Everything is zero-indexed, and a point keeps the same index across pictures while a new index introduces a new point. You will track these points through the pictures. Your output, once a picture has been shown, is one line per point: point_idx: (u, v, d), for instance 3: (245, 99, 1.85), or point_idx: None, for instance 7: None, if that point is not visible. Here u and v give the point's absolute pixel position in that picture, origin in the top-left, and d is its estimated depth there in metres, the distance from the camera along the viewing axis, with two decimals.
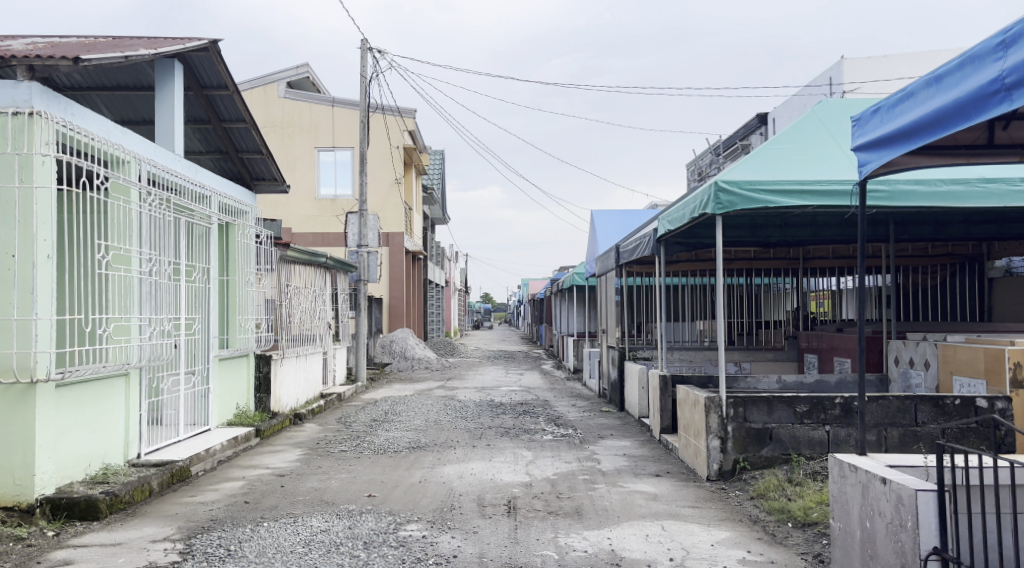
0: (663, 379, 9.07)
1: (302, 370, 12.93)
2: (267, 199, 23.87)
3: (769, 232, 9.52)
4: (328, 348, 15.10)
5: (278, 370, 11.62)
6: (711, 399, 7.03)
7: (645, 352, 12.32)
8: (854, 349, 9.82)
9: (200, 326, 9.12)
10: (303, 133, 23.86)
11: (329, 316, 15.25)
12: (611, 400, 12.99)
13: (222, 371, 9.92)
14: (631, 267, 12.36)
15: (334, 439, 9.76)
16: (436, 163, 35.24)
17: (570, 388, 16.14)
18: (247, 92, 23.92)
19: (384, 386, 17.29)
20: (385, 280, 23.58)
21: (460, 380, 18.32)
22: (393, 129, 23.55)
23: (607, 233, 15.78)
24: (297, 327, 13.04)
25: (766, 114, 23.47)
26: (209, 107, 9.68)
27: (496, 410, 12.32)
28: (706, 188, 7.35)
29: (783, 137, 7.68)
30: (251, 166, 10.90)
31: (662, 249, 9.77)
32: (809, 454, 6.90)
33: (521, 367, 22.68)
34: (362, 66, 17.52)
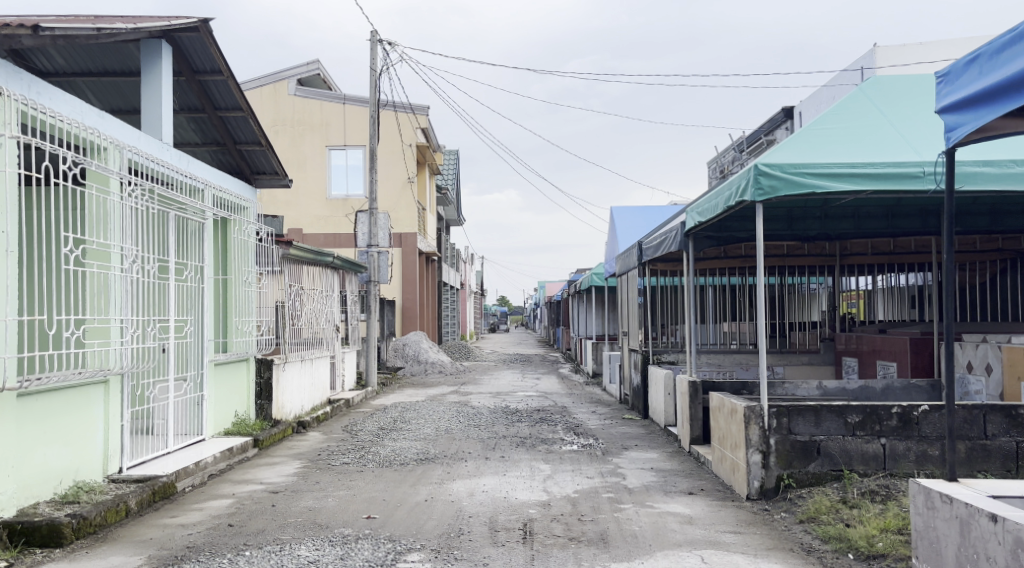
0: (693, 384, 8.44)
1: (307, 375, 12.28)
2: (277, 200, 23.32)
3: (807, 225, 8.89)
4: (337, 352, 14.46)
5: (281, 376, 10.96)
6: (751, 409, 6.28)
7: (670, 355, 11.55)
8: (899, 352, 9.13)
9: (192, 328, 8.49)
10: (314, 132, 23.31)
11: (337, 319, 14.61)
12: (634, 406, 12.26)
13: (218, 378, 9.26)
14: (655, 265, 11.62)
15: (337, 450, 9.08)
16: (451, 163, 34.57)
17: (590, 393, 15.41)
18: (257, 90, 23.38)
19: (396, 391, 16.63)
20: (398, 281, 22.93)
21: (475, 385, 17.62)
22: (406, 127, 22.93)
23: (629, 231, 15.05)
24: (302, 330, 12.40)
25: (791, 107, 22.59)
26: (203, 95, 9.07)
27: (512, 417, 11.62)
28: (744, 172, 6.61)
29: (828, 116, 6.93)
30: (251, 159, 10.28)
31: (690, 243, 9.03)
32: (863, 471, 6.15)
33: (538, 371, 21.95)
34: (373, 59, 16.90)
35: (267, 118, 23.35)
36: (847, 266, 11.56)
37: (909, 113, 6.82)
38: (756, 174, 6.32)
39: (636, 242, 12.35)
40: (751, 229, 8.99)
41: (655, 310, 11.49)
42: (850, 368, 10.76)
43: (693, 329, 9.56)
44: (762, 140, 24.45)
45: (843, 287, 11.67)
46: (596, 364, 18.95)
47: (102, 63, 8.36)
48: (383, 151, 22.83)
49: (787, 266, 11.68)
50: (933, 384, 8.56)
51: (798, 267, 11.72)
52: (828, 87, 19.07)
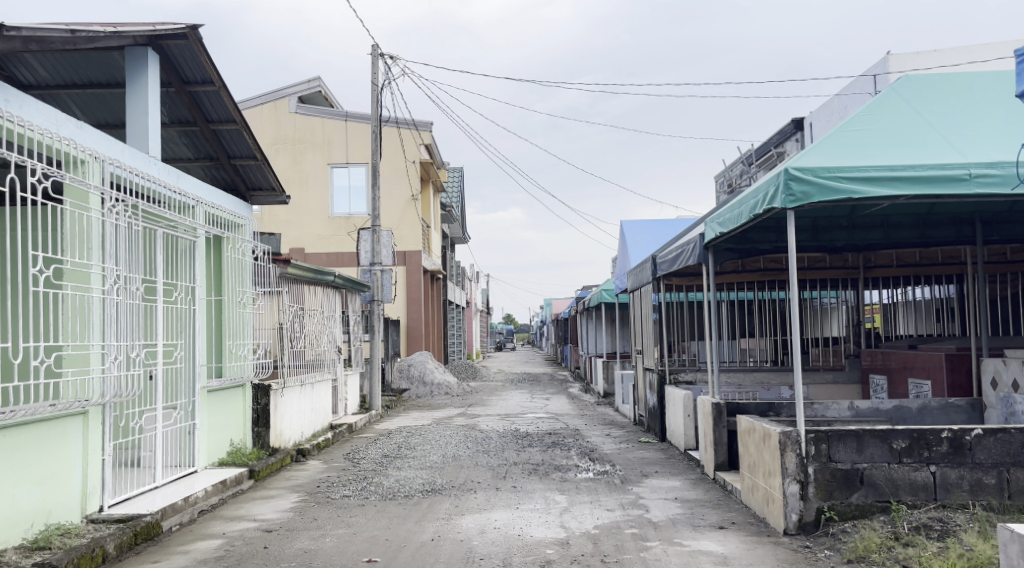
0: (717, 407, 7.95)
1: (307, 400, 11.77)
2: (279, 219, 22.92)
3: (834, 235, 8.44)
4: (339, 375, 13.95)
5: (279, 402, 10.44)
6: (787, 434, 5.73)
7: (687, 375, 10.94)
8: (933, 369, 8.60)
9: (182, 353, 7.99)
10: (316, 149, 22.92)
11: (340, 341, 14.11)
12: (650, 429, 11.72)
13: (211, 405, 8.74)
14: (671, 280, 11.10)
15: (338, 481, 8.55)
16: (455, 180, 34.15)
17: (602, 414, 14.87)
18: (257, 108, 23.03)
19: (401, 414, 16.10)
20: (403, 300, 22.43)
21: (482, 407, 17.07)
22: (409, 143, 22.51)
23: (640, 245, 14.54)
24: (302, 353, 11.90)
25: (802, 118, 22.09)
26: (194, 107, 8.63)
27: (522, 442, 11.07)
28: (773, 178, 6.10)
29: (860, 116, 6.43)
30: (246, 174, 9.83)
31: (710, 256, 8.52)
32: (912, 502, 5.59)
33: (546, 391, 21.41)
34: (374, 73, 16.50)
35: (267, 137, 22.98)
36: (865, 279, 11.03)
37: (948, 112, 6.34)
38: (787, 180, 5.82)
39: (649, 256, 11.84)
40: (775, 240, 8.47)
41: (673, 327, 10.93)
42: (880, 387, 10.11)
43: (714, 347, 9.02)
44: (772, 153, 23.95)
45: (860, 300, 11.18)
46: (607, 384, 18.38)
47: (87, 74, 7.94)
48: (386, 169, 22.42)
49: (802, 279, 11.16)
50: (973, 403, 7.95)
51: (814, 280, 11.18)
52: (841, 96, 18.57)
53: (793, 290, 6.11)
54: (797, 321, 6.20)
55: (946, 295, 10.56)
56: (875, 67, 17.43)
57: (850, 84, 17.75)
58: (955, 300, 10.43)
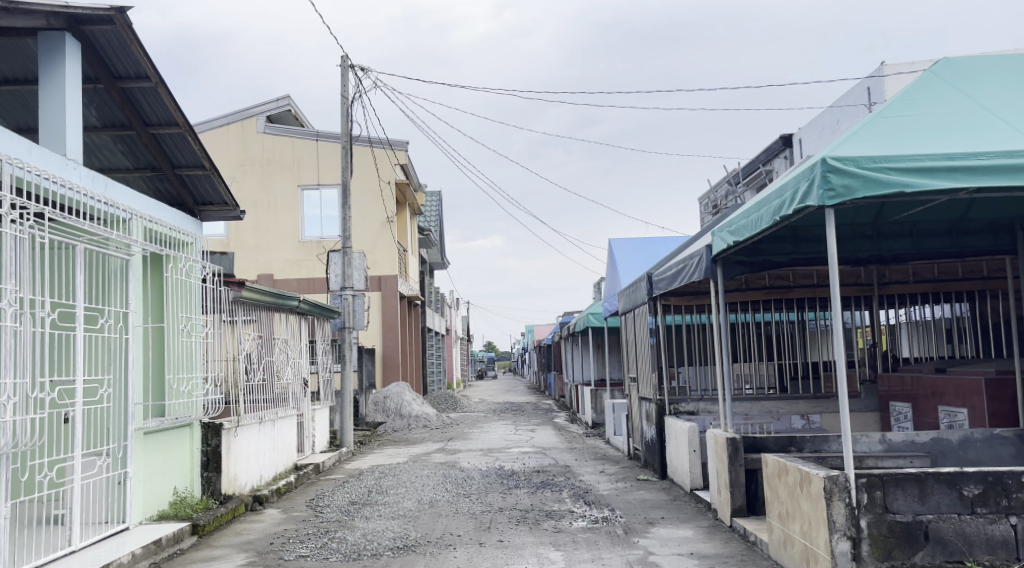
0: (733, 443, 6.93)
1: (268, 439, 10.59)
2: (247, 244, 21.78)
3: (857, 245, 7.55)
4: (306, 410, 12.77)
5: (233, 443, 9.24)
6: (833, 479, 4.67)
7: (689, 405, 9.90)
8: (968, 397, 7.68)
9: (109, 391, 6.82)
10: (286, 171, 21.85)
11: (306, 372, 12.96)
12: (647, 464, 10.71)
13: (148, 449, 7.54)
14: (670, 301, 10.16)
15: (295, 536, 7.37)
16: (433, 204, 33.13)
17: (592, 447, 13.81)
18: (224, 128, 21.94)
19: (375, 451, 14.90)
20: (378, 328, 21.23)
21: (463, 441, 15.92)
22: (383, 163, 21.48)
23: (630, 266, 13.57)
24: (262, 387, 10.75)
25: (790, 135, 21.33)
26: (130, 109, 7.57)
27: (507, 482, 9.97)
28: (805, 171, 5.14)
29: (902, 102, 5.50)
30: (193, 187, 8.75)
31: (719, 270, 7.53)
32: (989, 562, 4.58)
33: (531, 422, 20.27)
34: (344, 86, 15.49)
35: (234, 158, 21.88)
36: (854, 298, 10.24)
37: (1003, 95, 5.44)
38: (824, 171, 4.86)
39: (643, 274, 10.87)
40: (791, 251, 7.56)
41: (675, 352, 10.00)
42: (903, 419, 9.13)
43: (730, 363, 7.91)
44: (760, 171, 23.16)
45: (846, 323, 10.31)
46: (595, 414, 17.29)
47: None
48: (360, 190, 21.37)
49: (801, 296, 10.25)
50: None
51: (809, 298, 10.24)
52: (834, 108, 17.84)
53: (837, 307, 5.10)
54: (841, 342, 5.18)
55: (954, 315, 9.63)
56: (869, 79, 16.65)
57: (844, 97, 16.96)
58: (967, 319, 9.52)
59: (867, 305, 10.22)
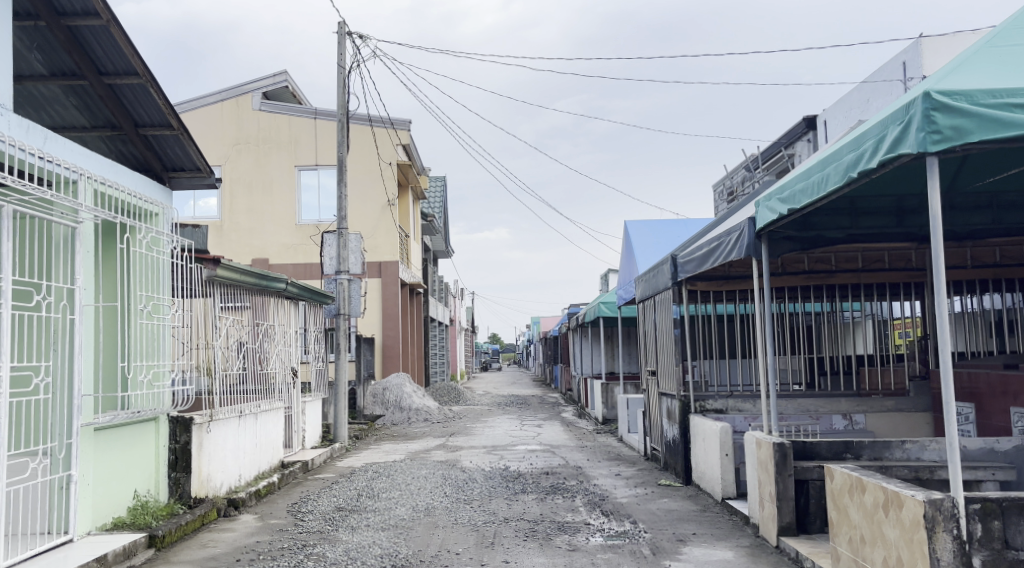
0: (781, 450, 5.91)
1: (249, 434, 9.61)
2: (241, 227, 20.80)
3: (924, 219, 6.54)
4: (295, 402, 11.78)
5: (207, 439, 8.21)
6: (937, 504, 3.65)
7: (716, 402, 8.92)
8: None
9: (48, 380, 5.81)
10: (282, 150, 20.80)
11: (295, 363, 11.94)
12: (668, 467, 9.72)
13: (102, 447, 6.54)
14: (698, 287, 9.22)
15: (268, 550, 6.37)
16: (437, 189, 32.03)
17: (605, 446, 12.82)
18: (217, 105, 20.85)
19: (371, 447, 13.91)
20: (377, 316, 20.20)
21: (466, 437, 14.92)
22: (384, 143, 20.40)
23: (647, 252, 12.51)
24: (242, 376, 9.72)
25: (814, 116, 20.20)
26: (80, 54, 6.55)
27: (513, 486, 8.97)
28: (898, 112, 4.07)
29: (1009, 30, 4.43)
30: (161, 150, 7.72)
31: (764, 248, 6.47)
32: None
33: (537, 416, 19.27)
34: (342, 55, 14.41)
35: (228, 137, 20.84)
36: (889, 287, 9.22)
37: None
38: (927, 110, 3.79)
39: (665, 257, 9.84)
40: (845, 225, 6.54)
41: (706, 342, 9.02)
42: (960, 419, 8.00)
43: (774, 344, 6.76)
44: (782, 154, 22.04)
45: (878, 315, 9.35)
46: (606, 409, 16.26)
47: None
48: (358, 171, 20.35)
49: (843, 283, 9.22)
50: None
51: (851, 286, 9.20)
52: (869, 84, 16.80)
53: (939, 288, 4.15)
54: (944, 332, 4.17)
55: (1006, 306, 8.55)
56: (906, 53, 15.65)
57: (878, 72, 15.92)
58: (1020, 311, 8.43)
59: (904, 295, 9.25)
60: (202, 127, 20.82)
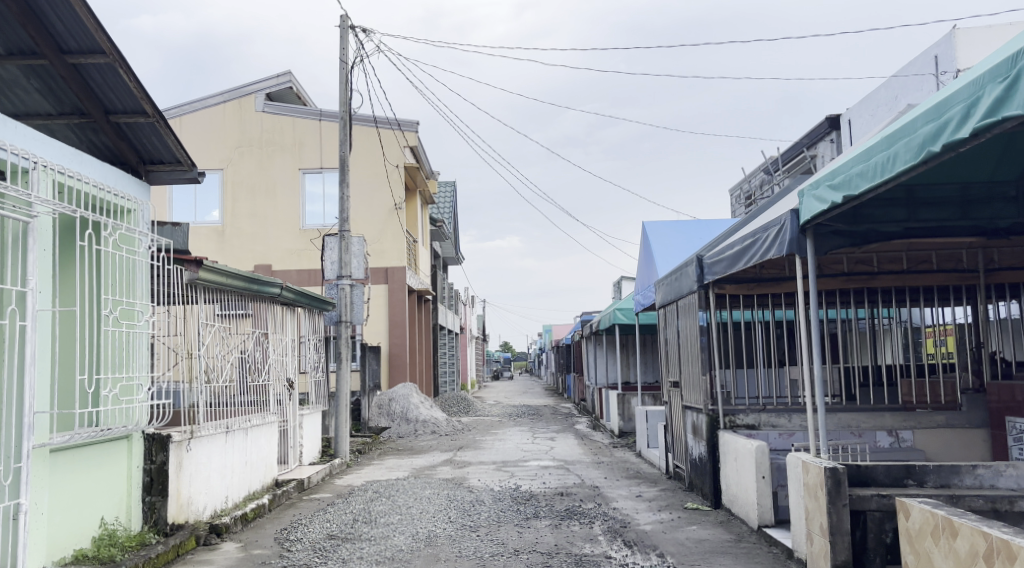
0: (834, 476, 5.09)
1: (238, 451, 8.86)
2: (244, 232, 20.15)
3: (994, 210, 5.71)
4: (291, 416, 11.04)
5: (187, 459, 7.45)
6: None
7: (747, 417, 8.17)
8: None
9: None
10: (286, 153, 20.16)
11: (292, 373, 11.20)
12: (695, 486, 8.95)
13: (58, 470, 5.80)
14: (727, 291, 8.51)
15: None
16: (447, 194, 31.32)
17: (623, 462, 12.01)
18: (220, 107, 20.23)
19: (374, 462, 13.15)
20: (384, 324, 19.47)
21: (475, 451, 14.12)
22: (390, 145, 19.68)
23: (668, 254, 11.72)
24: (230, 388, 8.97)
25: (838, 115, 19.31)
26: (37, 28, 5.89)
27: (524, 509, 8.17)
28: (999, 66, 3.30)
29: None
30: (137, 142, 7.02)
31: (811, 244, 5.69)
32: None
33: (550, 429, 18.43)
34: (344, 49, 13.72)
35: (231, 140, 20.21)
36: (934, 290, 8.43)
37: None
38: None
39: (689, 258, 9.06)
40: (901, 219, 5.70)
41: (737, 351, 8.27)
42: None
43: (820, 354, 6.00)
44: (804, 155, 21.13)
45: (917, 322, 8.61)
46: (623, 421, 15.42)
47: None
48: (363, 174, 19.66)
49: (887, 286, 8.40)
50: None
51: (897, 290, 8.42)
52: (898, 78, 15.96)
53: None
54: None
55: None
56: (938, 45, 14.84)
57: (908, 66, 15.12)
58: None
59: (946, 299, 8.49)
60: (204, 129, 20.19)
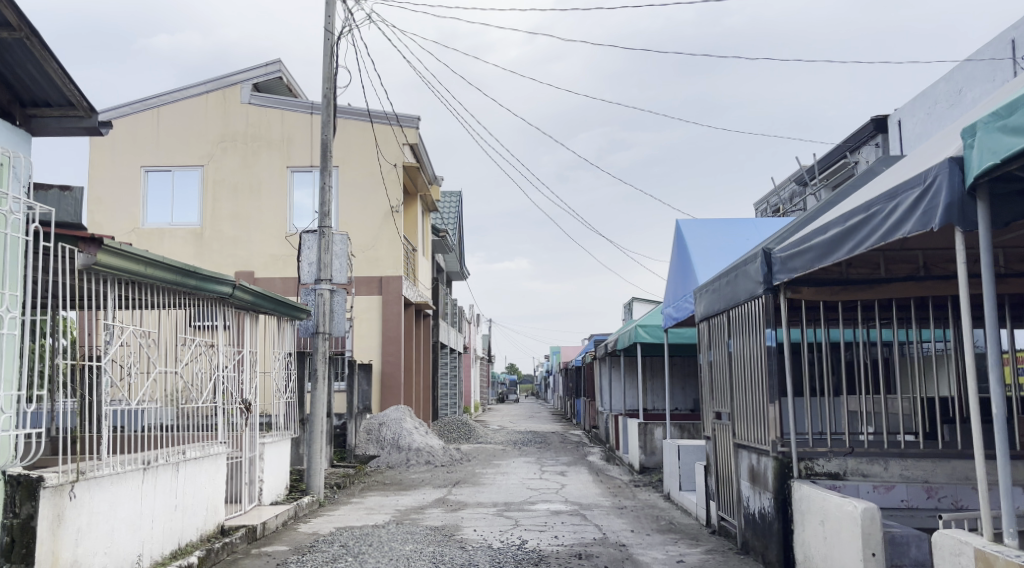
0: None
1: (163, 492, 6.87)
2: (225, 236, 18.28)
3: None
4: (247, 446, 9.07)
5: (72, 511, 5.41)
6: None
7: (828, 462, 6.22)
8: None
9: None
10: (273, 149, 18.33)
11: (250, 394, 9.20)
12: (751, 549, 6.97)
13: None
14: (802, 296, 6.59)
15: None
16: (451, 204, 29.41)
17: (649, 507, 9.97)
18: (202, 97, 18.41)
19: (352, 501, 11.11)
20: (375, 339, 17.49)
21: (472, 488, 12.07)
22: (387, 142, 17.82)
23: (708, 259, 9.76)
24: (160, 410, 6.98)
25: (885, 116, 17.25)
26: None
27: None
28: None
29: None
30: (9, 76, 5.16)
31: (981, 210, 3.74)
32: None
33: (558, 460, 16.35)
34: (329, 18, 11.87)
35: (213, 133, 18.35)
36: None
37: None
38: None
39: (742, 259, 7.15)
40: None
41: (822, 376, 6.28)
42: None
43: (995, 373, 3.86)
44: (845, 161, 19.07)
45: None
46: (645, 455, 13.36)
47: None
48: (356, 173, 17.79)
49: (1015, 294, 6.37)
50: None
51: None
52: (963, 67, 13.98)
53: None
54: None
55: None
56: (1015, 28, 12.93)
57: (980, 52, 13.23)
58: None
59: None
60: (184, 123, 18.35)
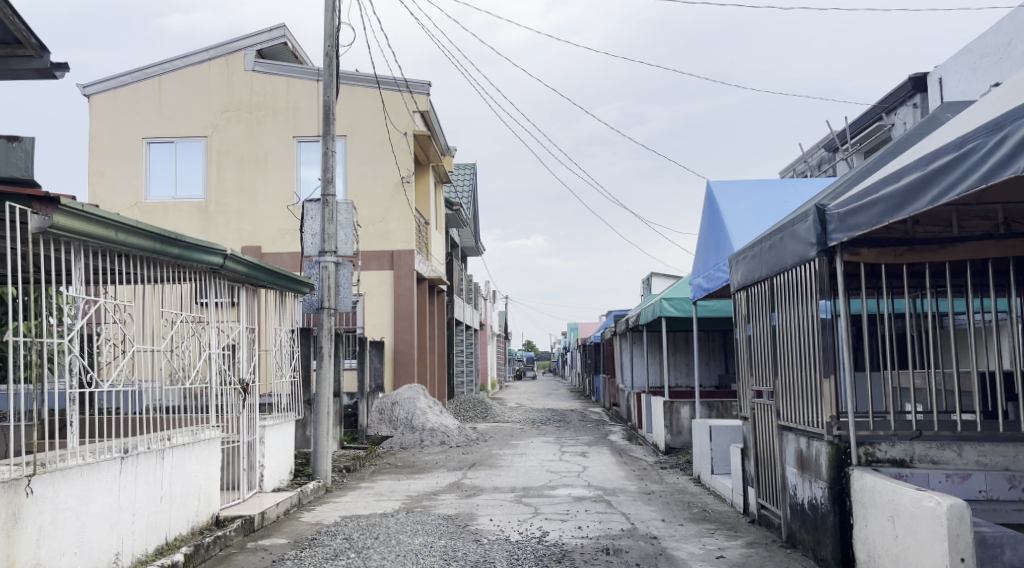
0: None
1: (147, 481, 6.21)
2: (230, 209, 17.60)
3: None
4: (244, 429, 8.42)
5: (28, 509, 4.71)
6: None
7: (893, 448, 5.42)
8: None
9: None
10: (279, 117, 17.59)
11: (248, 374, 8.53)
12: (800, 543, 6.21)
13: None
14: (861, 259, 5.74)
15: None
16: (465, 176, 28.60)
17: (679, 492, 9.23)
18: (204, 65, 17.66)
19: (362, 485, 10.45)
20: (388, 315, 16.83)
21: (489, 471, 11.38)
22: (397, 108, 17.02)
23: (743, 223, 8.92)
24: (141, 392, 6.30)
25: (924, 75, 16.25)
26: None
27: None
28: None
29: None
30: None
31: None
32: None
33: (579, 439, 15.65)
34: None
35: (216, 102, 17.62)
36: None
37: None
38: None
39: (790, 216, 6.30)
40: None
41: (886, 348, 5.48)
42: None
43: None
44: (879, 124, 18.08)
45: None
46: (671, 435, 12.61)
47: None
48: (365, 142, 17.01)
49: None
50: None
51: None
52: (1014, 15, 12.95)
53: None
54: None
55: None
56: None
57: None
58: None
59: None
60: (186, 92, 17.63)
